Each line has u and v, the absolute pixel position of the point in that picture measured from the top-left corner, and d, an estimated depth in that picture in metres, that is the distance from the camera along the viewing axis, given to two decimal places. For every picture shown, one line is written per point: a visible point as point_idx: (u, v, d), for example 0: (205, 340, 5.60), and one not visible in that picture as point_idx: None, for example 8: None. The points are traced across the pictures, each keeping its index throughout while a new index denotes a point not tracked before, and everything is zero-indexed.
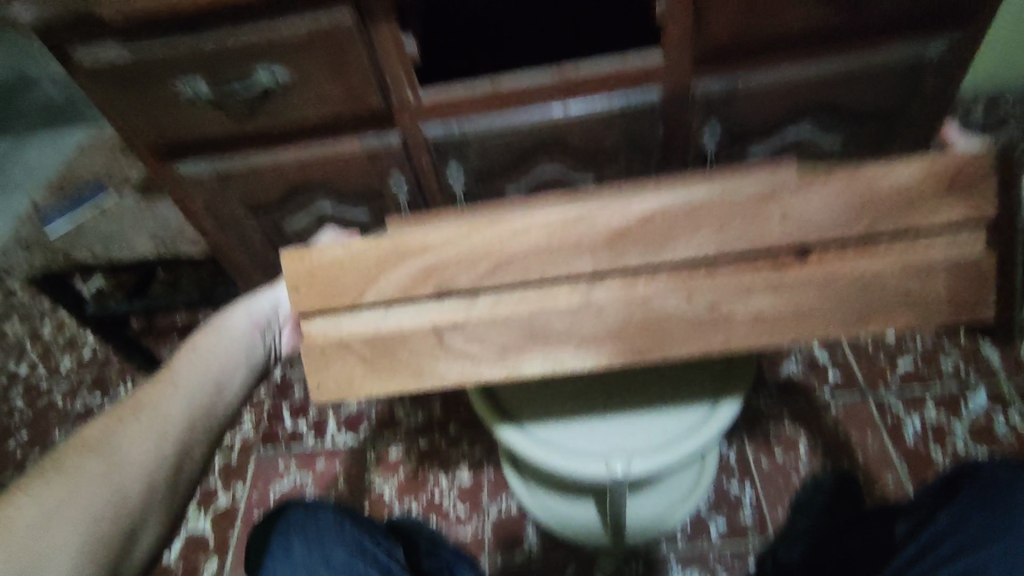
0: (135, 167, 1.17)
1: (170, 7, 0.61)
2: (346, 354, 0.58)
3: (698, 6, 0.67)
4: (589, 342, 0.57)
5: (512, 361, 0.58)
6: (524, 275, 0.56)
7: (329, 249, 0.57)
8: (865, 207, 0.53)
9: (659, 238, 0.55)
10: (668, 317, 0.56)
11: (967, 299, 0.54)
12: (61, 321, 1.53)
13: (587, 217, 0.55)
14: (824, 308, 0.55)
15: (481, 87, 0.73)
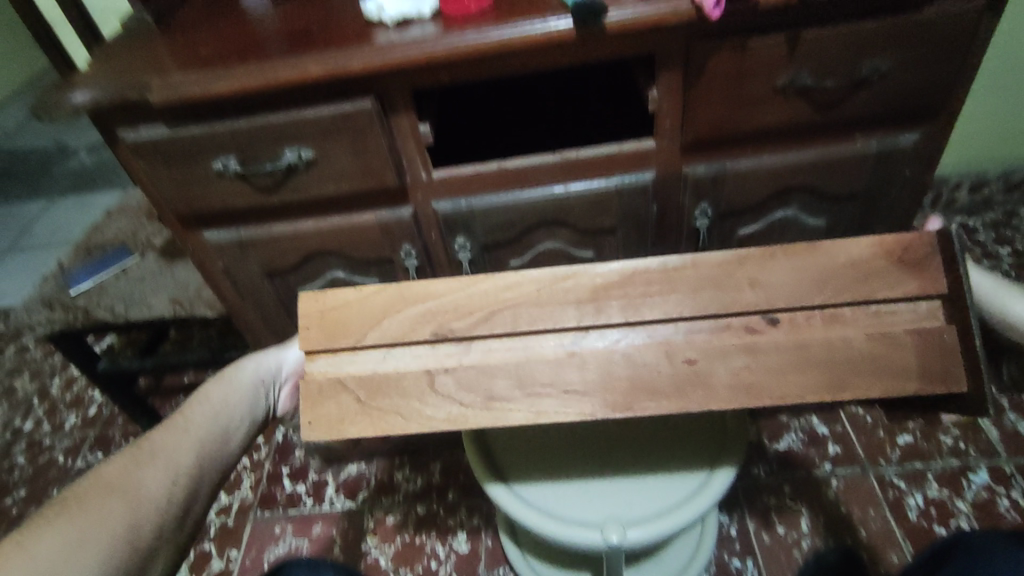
0: (160, 233, 1.24)
1: (212, 94, 0.68)
2: (340, 394, 0.62)
3: (687, 103, 0.73)
4: (576, 394, 0.60)
5: (497, 410, 0.60)
6: (513, 325, 0.63)
7: (342, 293, 0.65)
8: (827, 278, 0.61)
9: (639, 294, 0.62)
10: (653, 373, 0.60)
11: (939, 367, 0.58)
12: (70, 379, 1.56)
13: (576, 274, 0.63)
14: (806, 374, 0.59)
15: (489, 168, 0.79)
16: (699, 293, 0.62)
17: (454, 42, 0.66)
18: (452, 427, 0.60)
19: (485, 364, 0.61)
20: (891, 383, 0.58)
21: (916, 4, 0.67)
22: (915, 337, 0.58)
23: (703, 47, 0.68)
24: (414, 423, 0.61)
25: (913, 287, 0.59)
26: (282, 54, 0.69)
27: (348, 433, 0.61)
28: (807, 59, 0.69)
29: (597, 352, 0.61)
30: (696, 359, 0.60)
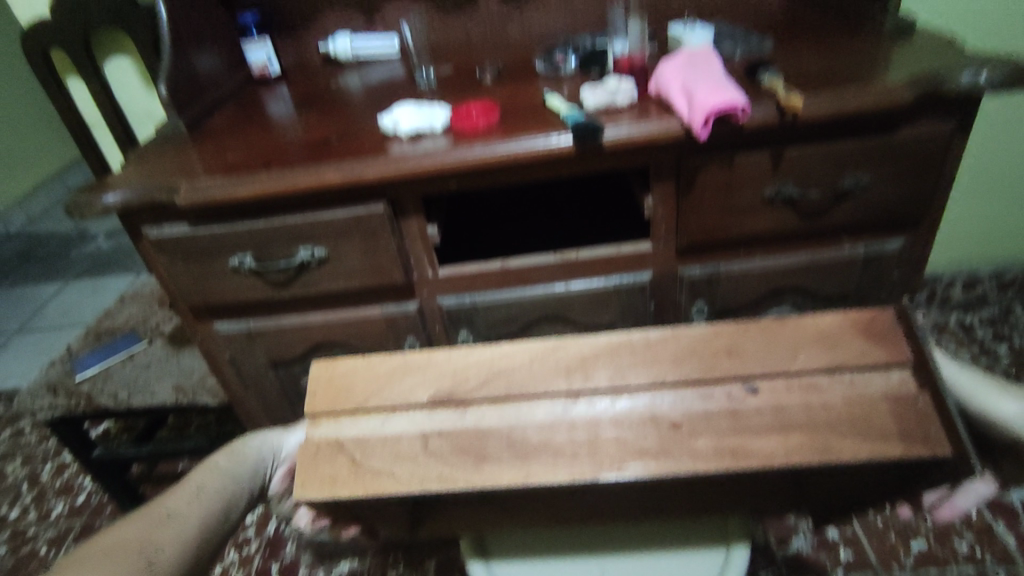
0: (169, 320, 1.27)
1: (234, 197, 0.73)
2: (336, 455, 0.59)
3: (681, 210, 0.77)
4: (564, 460, 0.57)
5: (489, 471, 0.57)
6: (507, 390, 0.61)
7: (352, 360, 0.65)
8: (795, 348, 0.60)
9: (623, 364, 0.61)
10: (637, 439, 0.57)
11: (920, 431, 0.54)
12: (62, 465, 1.53)
13: (562, 345, 0.63)
14: (790, 441, 0.55)
15: (493, 266, 0.83)
16: (682, 363, 0.61)
17: (462, 155, 0.71)
18: (441, 488, 0.56)
19: (486, 429, 0.59)
20: (870, 446, 0.54)
21: (891, 125, 0.72)
22: (890, 401, 0.56)
23: (693, 161, 0.73)
24: (404, 485, 0.57)
25: (882, 355, 0.58)
26: (303, 162, 0.74)
27: (338, 496, 0.57)
28: (790, 173, 0.74)
29: (584, 418, 0.59)
30: (681, 423, 0.57)
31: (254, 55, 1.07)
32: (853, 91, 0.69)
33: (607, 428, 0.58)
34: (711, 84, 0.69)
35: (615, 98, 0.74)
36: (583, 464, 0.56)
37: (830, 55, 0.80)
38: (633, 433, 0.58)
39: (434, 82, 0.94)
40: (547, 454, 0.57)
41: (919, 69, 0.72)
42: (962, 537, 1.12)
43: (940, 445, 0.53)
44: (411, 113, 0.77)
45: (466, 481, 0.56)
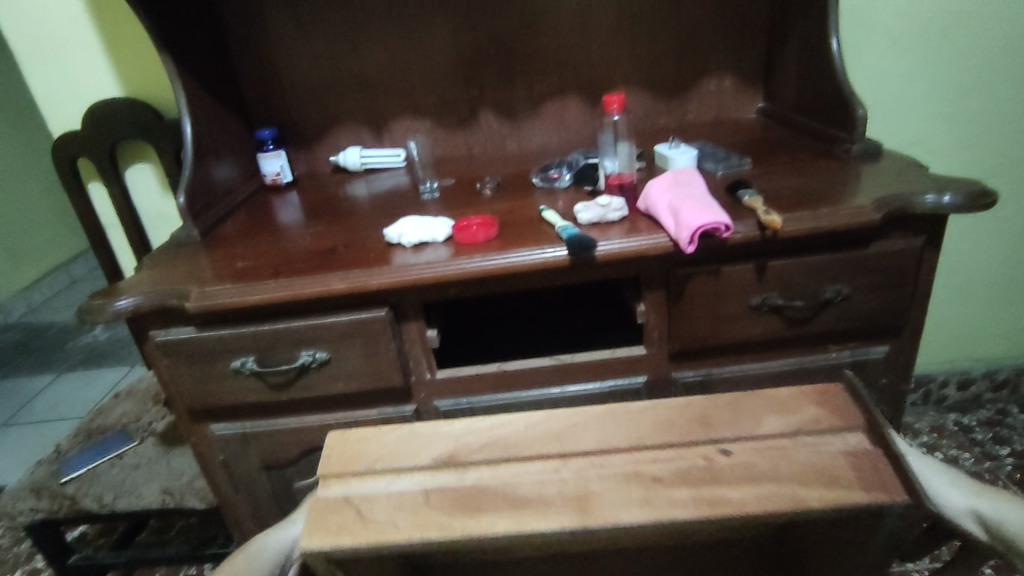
0: (161, 418, 1.26)
1: (242, 302, 0.75)
2: (344, 510, 0.58)
3: (672, 317, 0.80)
4: (547, 508, 0.56)
5: (485, 519, 0.55)
6: (503, 451, 0.63)
7: (370, 431, 0.68)
8: (755, 414, 0.64)
9: (601, 432, 0.64)
10: (622, 489, 0.57)
11: (881, 478, 0.54)
12: (33, 571, 1.45)
13: (556, 415, 0.67)
14: (760, 491, 0.55)
15: (489, 369, 0.84)
16: (660, 430, 0.64)
17: (463, 265, 0.75)
18: (439, 537, 0.55)
19: (483, 484, 0.59)
20: (829, 492, 0.54)
21: (863, 240, 0.77)
22: (849, 457, 0.57)
23: (682, 273, 0.77)
24: (404, 536, 0.55)
25: (831, 420, 0.61)
26: (310, 271, 0.78)
27: (339, 543, 0.55)
28: (774, 284, 0.78)
29: (575, 474, 0.59)
30: (663, 477, 0.57)
31: (269, 165, 1.13)
32: (825, 211, 0.74)
33: (595, 479, 0.58)
34: (695, 203, 0.74)
35: (607, 213, 0.79)
36: (569, 513, 0.55)
37: (803, 176, 0.86)
38: (619, 485, 0.57)
39: (437, 193, 1.01)
40: (537, 506, 0.56)
41: (885, 190, 0.77)
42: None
43: (897, 490, 0.53)
44: (416, 225, 0.82)
45: (461, 528, 0.55)
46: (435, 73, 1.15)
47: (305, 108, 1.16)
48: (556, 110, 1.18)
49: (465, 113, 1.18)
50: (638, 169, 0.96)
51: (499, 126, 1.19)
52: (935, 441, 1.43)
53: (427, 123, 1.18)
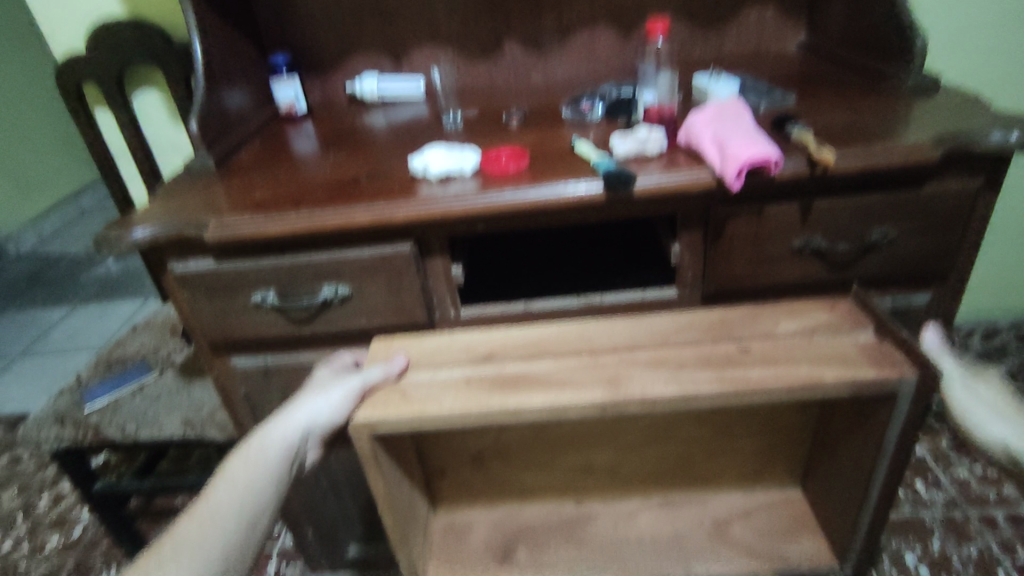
0: (180, 352, 1.26)
1: (260, 234, 0.73)
2: (390, 392, 0.61)
3: (709, 258, 0.76)
4: (581, 385, 0.58)
5: (520, 397, 0.58)
6: (539, 348, 0.65)
7: (410, 340, 0.69)
8: (763, 309, 0.67)
9: (629, 338, 0.65)
10: (653, 372, 0.59)
11: (888, 358, 0.57)
12: (59, 495, 1.50)
13: (584, 330, 0.67)
14: (780, 371, 0.57)
15: (515, 309, 0.82)
16: (681, 331, 0.65)
17: (493, 198, 0.71)
18: (479, 410, 0.57)
19: (518, 374, 0.61)
20: (839, 372, 0.56)
21: (917, 180, 0.72)
22: (863, 348, 0.59)
23: (723, 212, 0.73)
24: (447, 411, 0.58)
25: (849, 328, 0.62)
26: (331, 203, 0.74)
27: (384, 418, 0.58)
28: (818, 226, 0.74)
29: (613, 361, 0.61)
30: (685, 363, 0.59)
31: (283, 93, 1.07)
32: (880, 147, 0.69)
33: (628, 366, 0.60)
34: (743, 136, 0.69)
35: (645, 146, 0.75)
36: (602, 388, 0.58)
37: (853, 111, 0.81)
38: (647, 369, 0.59)
39: (460, 124, 0.96)
40: (570, 386, 0.58)
41: (945, 126, 0.72)
42: (971, 522, 1.14)
43: (908, 369, 0.56)
44: (442, 156, 0.78)
45: (499, 403, 0.57)
46: None
47: (319, 33, 1.10)
48: (585, 38, 1.11)
49: (489, 41, 1.11)
50: (677, 101, 0.90)
51: (524, 56, 1.12)
52: None
53: (448, 51, 1.12)
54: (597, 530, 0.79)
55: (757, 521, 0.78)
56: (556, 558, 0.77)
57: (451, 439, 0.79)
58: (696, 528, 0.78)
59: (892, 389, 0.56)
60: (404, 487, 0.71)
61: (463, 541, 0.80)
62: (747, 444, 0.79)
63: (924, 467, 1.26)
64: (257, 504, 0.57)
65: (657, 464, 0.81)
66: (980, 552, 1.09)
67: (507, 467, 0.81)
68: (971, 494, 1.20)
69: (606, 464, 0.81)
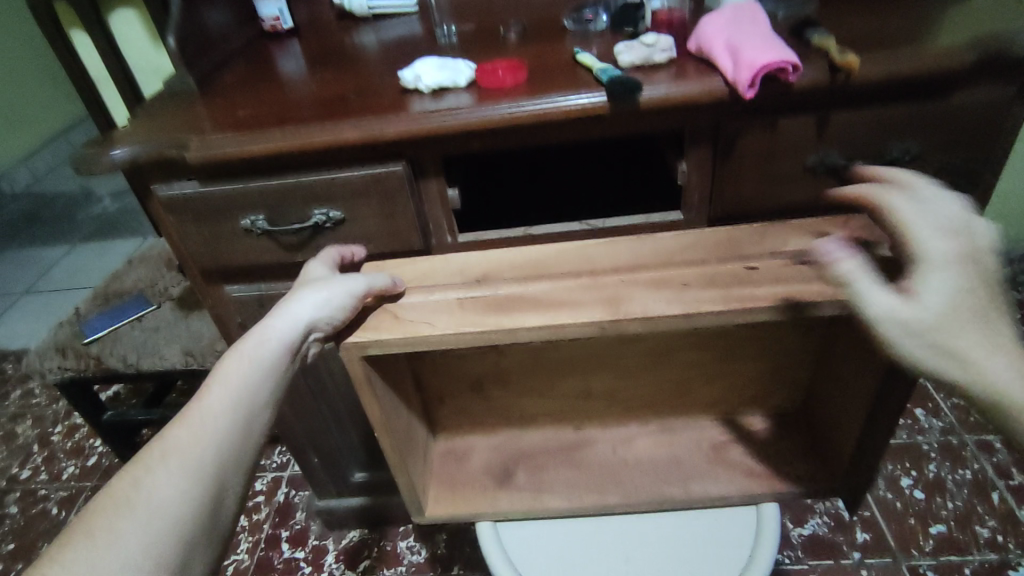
0: (178, 284, 1.25)
1: (243, 153, 0.69)
2: (383, 315, 0.59)
3: (718, 178, 0.72)
4: (580, 306, 0.56)
5: (515, 317, 0.56)
6: (538, 270, 0.63)
7: (404, 264, 0.66)
8: (773, 228, 0.63)
9: (631, 258, 0.62)
10: (654, 293, 0.56)
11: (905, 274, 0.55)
12: (72, 425, 1.53)
13: (584, 251, 0.64)
14: (789, 289, 0.55)
15: (514, 234, 0.79)
16: (686, 250, 0.62)
17: (489, 112, 0.67)
18: (474, 331, 0.55)
19: (515, 295, 0.59)
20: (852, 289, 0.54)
21: (945, 90, 0.67)
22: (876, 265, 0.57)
23: (734, 126, 0.68)
24: (440, 333, 0.56)
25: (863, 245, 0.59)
26: (316, 120, 0.70)
27: (375, 339, 0.57)
28: (835, 140, 0.69)
29: (614, 282, 0.58)
30: (689, 283, 0.57)
31: (267, 7, 1.01)
32: (908, 52, 0.64)
33: (628, 286, 0.58)
34: (758, 41, 0.64)
35: (652, 54, 0.69)
36: (603, 308, 0.55)
37: (880, 16, 0.74)
38: (648, 289, 0.57)
39: (454, 39, 0.90)
40: (569, 306, 0.56)
41: (980, 29, 0.67)
42: (968, 448, 1.15)
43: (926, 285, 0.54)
44: (434, 68, 0.73)
45: (495, 323, 0.55)
46: None
47: None
48: None
49: None
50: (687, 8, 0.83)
51: None
52: None
53: None
54: (595, 455, 0.79)
55: (757, 444, 0.78)
56: (555, 481, 0.77)
57: (449, 363, 0.77)
58: (695, 452, 0.78)
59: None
60: (401, 415, 0.70)
61: (463, 465, 0.80)
62: (750, 369, 0.77)
63: (926, 396, 1.25)
64: (253, 403, 0.55)
65: (658, 389, 0.80)
66: (975, 476, 1.10)
67: (507, 395, 0.81)
68: (970, 421, 1.20)
69: (606, 391, 0.80)
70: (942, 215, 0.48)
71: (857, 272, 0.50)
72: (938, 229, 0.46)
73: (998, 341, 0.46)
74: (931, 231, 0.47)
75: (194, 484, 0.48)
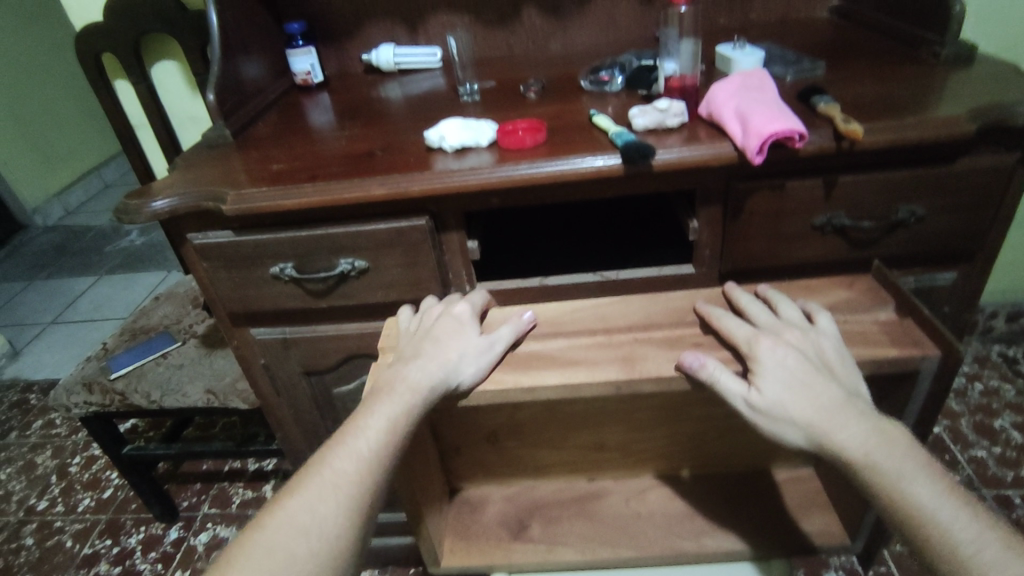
0: (202, 322, 1.28)
1: (277, 207, 0.73)
2: None
3: (728, 235, 0.75)
4: (595, 366, 0.59)
5: (534, 376, 0.58)
6: (555, 328, 0.65)
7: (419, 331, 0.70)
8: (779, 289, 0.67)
9: (644, 318, 0.65)
10: (668, 353, 0.59)
11: (910, 336, 0.57)
12: (91, 457, 1.56)
13: (598, 309, 0.67)
14: None
15: (531, 283, 0.81)
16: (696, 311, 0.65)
17: (509, 172, 0.70)
18: (492, 390, 0.58)
19: (532, 353, 0.62)
20: (860, 351, 0.56)
21: (948, 156, 0.70)
22: (882, 327, 0.59)
23: (745, 187, 0.71)
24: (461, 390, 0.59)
25: (867, 308, 0.62)
26: (347, 176, 0.74)
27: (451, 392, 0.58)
28: (842, 202, 0.72)
29: (628, 342, 0.61)
30: (701, 344, 0.59)
31: (299, 63, 1.06)
32: (912, 121, 0.67)
33: (641, 345, 0.61)
34: (766, 109, 0.67)
35: (665, 119, 0.72)
36: (617, 368, 0.58)
37: (885, 82, 0.78)
38: (661, 348, 0.60)
39: (477, 95, 0.95)
40: (583, 366, 0.59)
41: (980, 99, 0.70)
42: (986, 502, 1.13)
43: (930, 348, 0.55)
44: (458, 128, 0.77)
45: (512, 382, 0.58)
46: None
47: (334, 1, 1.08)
48: (606, 5, 1.07)
49: (506, 8, 1.08)
50: (700, 71, 0.87)
51: (544, 23, 1.09)
52: (976, 372, 1.40)
53: (464, 18, 1.09)
54: (608, 505, 0.80)
55: (770, 500, 0.79)
56: (568, 534, 0.77)
57: (464, 418, 0.79)
58: (709, 504, 0.79)
59: (913, 367, 0.55)
60: (420, 463, 0.72)
61: (477, 516, 0.81)
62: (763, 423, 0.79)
63: (941, 449, 1.24)
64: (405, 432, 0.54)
65: (672, 441, 0.81)
66: None
67: (522, 445, 0.82)
68: (987, 475, 1.18)
69: (619, 442, 0.81)
70: (758, 321, 0.58)
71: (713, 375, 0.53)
72: (749, 328, 0.56)
73: (834, 403, 0.49)
74: (747, 331, 0.56)
75: (351, 506, 0.49)
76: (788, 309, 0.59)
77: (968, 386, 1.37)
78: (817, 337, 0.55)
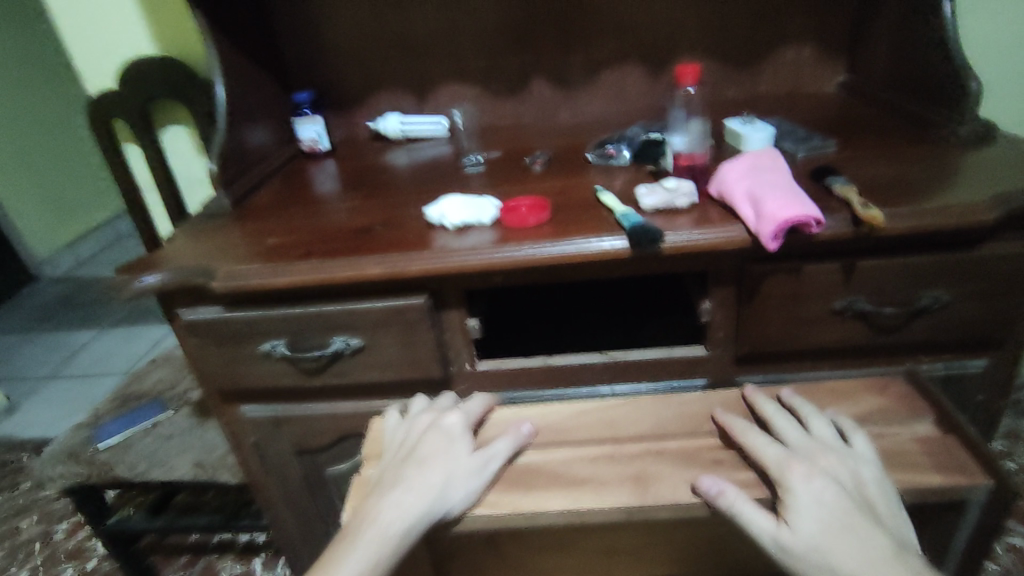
0: (195, 388, 1.25)
1: (269, 286, 0.71)
2: None
3: (743, 319, 0.71)
4: (604, 488, 0.57)
5: (537, 496, 0.56)
6: (563, 436, 0.63)
7: None
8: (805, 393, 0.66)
9: (655, 430, 0.63)
10: (682, 473, 0.57)
11: (957, 461, 0.55)
12: (75, 524, 1.49)
13: (610, 418, 0.65)
14: None
15: (535, 362, 0.77)
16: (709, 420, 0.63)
17: (511, 253, 0.68)
18: (492, 513, 0.55)
19: (534, 466, 0.60)
20: (908, 476, 0.54)
21: (969, 242, 0.67)
22: (924, 444, 0.57)
23: (760, 271, 0.68)
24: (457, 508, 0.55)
25: (901, 425, 0.60)
26: (343, 254, 0.71)
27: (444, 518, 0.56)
28: (863, 286, 0.68)
29: (638, 454, 0.60)
30: (722, 460, 0.57)
31: (305, 131, 1.06)
32: (931, 207, 0.64)
33: (656, 460, 0.58)
34: (778, 192, 0.64)
35: (674, 199, 0.70)
36: (627, 491, 0.56)
37: (900, 162, 0.75)
38: (676, 464, 0.58)
39: (482, 166, 0.93)
40: (594, 485, 0.57)
41: (1000, 184, 0.67)
42: None
43: (978, 475, 0.53)
44: (460, 205, 0.75)
45: (512, 507, 0.56)
46: (485, 34, 1.05)
47: (344, 73, 1.09)
48: (615, 78, 1.07)
49: (515, 78, 1.08)
50: (710, 149, 0.85)
51: (553, 94, 1.09)
52: (1010, 449, 1.32)
53: (473, 89, 1.09)
54: None
55: None
56: None
57: None
58: None
59: (962, 496, 0.53)
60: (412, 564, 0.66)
61: None
62: None
63: None
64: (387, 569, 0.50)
65: None
66: None
67: None
68: None
69: None
70: (789, 439, 0.55)
71: (737, 503, 0.50)
72: (779, 453, 0.52)
73: (878, 553, 0.45)
74: (776, 455, 0.52)
75: None
76: (820, 426, 0.55)
77: (1002, 463, 1.29)
78: (852, 466, 0.51)
